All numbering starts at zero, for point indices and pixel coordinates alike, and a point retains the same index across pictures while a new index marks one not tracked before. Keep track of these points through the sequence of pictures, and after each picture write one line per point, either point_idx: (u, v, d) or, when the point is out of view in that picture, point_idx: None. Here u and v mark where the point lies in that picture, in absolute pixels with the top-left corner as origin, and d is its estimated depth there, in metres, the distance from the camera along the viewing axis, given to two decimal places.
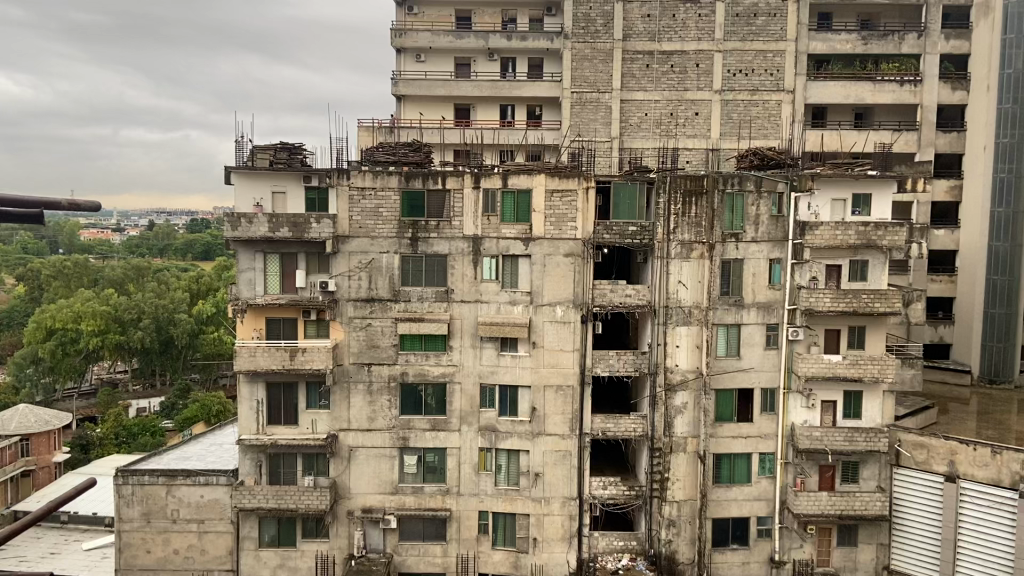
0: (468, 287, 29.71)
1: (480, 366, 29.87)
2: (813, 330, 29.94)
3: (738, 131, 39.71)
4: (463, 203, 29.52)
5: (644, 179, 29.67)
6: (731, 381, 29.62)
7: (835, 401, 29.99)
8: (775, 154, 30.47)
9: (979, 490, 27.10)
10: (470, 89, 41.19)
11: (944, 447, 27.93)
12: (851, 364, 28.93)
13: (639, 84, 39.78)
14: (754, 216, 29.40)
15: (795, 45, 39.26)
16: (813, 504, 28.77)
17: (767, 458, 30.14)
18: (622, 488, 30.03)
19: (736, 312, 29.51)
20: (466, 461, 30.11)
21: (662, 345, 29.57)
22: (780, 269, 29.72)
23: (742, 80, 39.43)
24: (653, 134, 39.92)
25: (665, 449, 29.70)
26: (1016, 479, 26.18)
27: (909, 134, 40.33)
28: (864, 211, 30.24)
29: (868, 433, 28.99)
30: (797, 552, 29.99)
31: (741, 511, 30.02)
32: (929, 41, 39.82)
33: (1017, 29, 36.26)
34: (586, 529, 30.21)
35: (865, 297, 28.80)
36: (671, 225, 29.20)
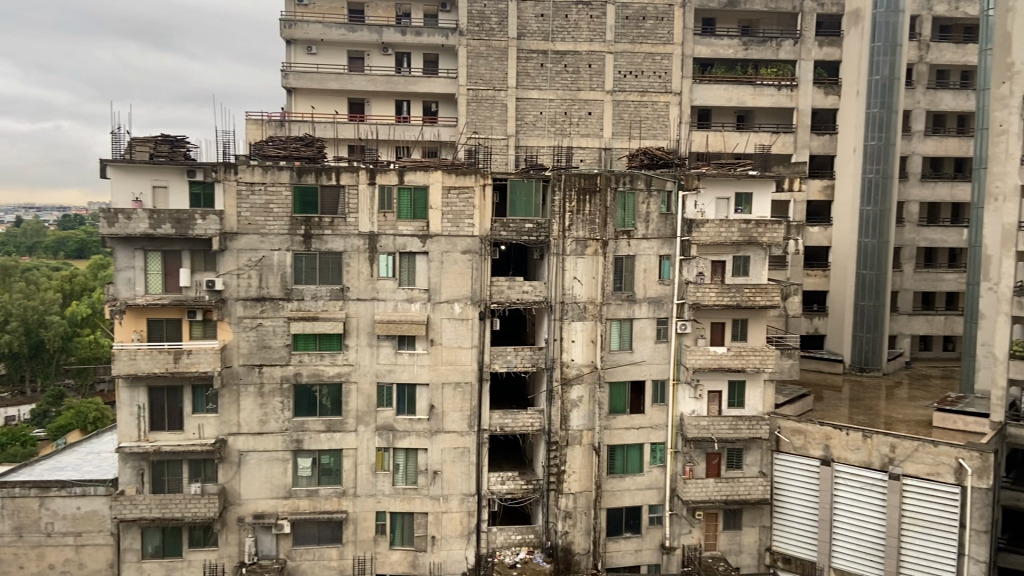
0: (364, 284, 29.22)
1: (377, 364, 29.46)
2: (700, 323, 31.07)
3: (629, 132, 40.78)
4: (358, 199, 28.99)
5: (540, 177, 30.01)
6: (625, 374, 30.50)
7: (720, 390, 31.31)
8: (663, 154, 31.60)
9: (852, 473, 28.85)
10: (364, 84, 40.58)
11: (820, 432, 29.64)
12: (735, 355, 30.34)
13: (534, 83, 40.08)
14: (645, 214, 30.31)
15: (681, 49, 40.84)
16: (701, 491, 29.98)
17: (658, 448, 31.16)
18: (520, 483, 30.42)
19: (628, 307, 30.44)
20: (363, 462, 29.66)
21: (558, 340, 29.92)
22: (670, 265, 30.82)
23: (632, 81, 40.50)
24: (548, 132, 40.41)
25: (561, 442, 30.00)
26: (885, 461, 28.09)
27: (786, 137, 42.57)
28: (746, 209, 31.75)
29: (750, 420, 30.42)
30: (686, 537, 31.08)
31: (633, 500, 30.95)
32: (803, 48, 42.24)
33: (885, 38, 38.99)
34: (484, 525, 30.38)
35: (747, 292, 30.22)
36: (566, 222, 29.61)
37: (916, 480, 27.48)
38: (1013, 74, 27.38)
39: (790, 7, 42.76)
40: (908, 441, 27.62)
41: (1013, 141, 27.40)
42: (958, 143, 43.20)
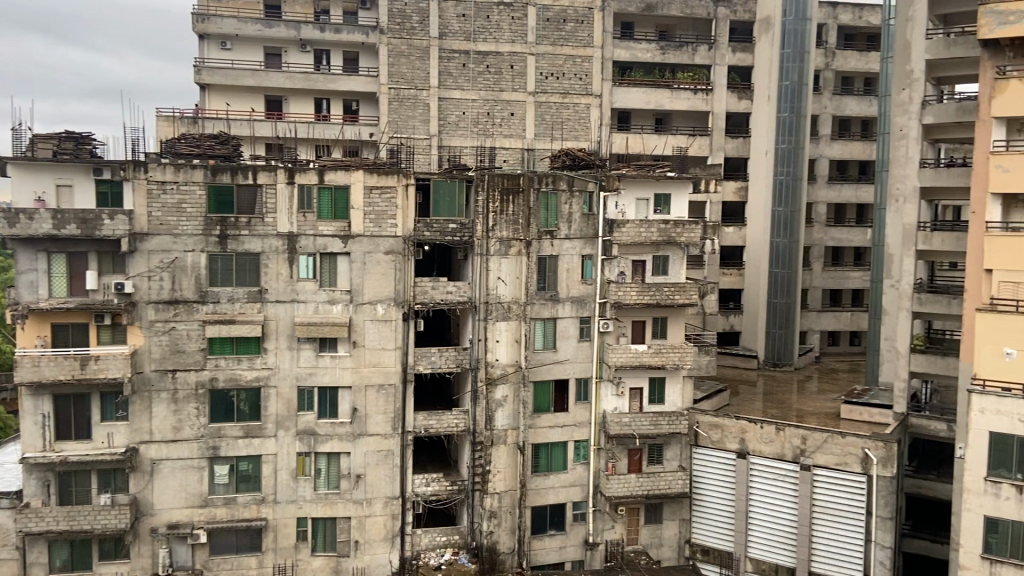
0: (283, 286, 28.55)
1: (298, 368, 28.87)
2: (621, 321, 31.62)
3: (551, 133, 41.19)
4: (277, 198, 28.31)
5: (463, 176, 29.87)
6: (550, 373, 30.74)
7: (642, 387, 31.93)
8: (585, 155, 31.92)
9: (766, 464, 29.86)
10: (282, 81, 39.68)
11: (736, 426, 30.55)
12: (655, 353, 31.02)
13: (456, 83, 39.99)
14: (568, 214, 30.62)
15: (601, 52, 41.46)
16: (624, 486, 30.59)
17: (581, 445, 31.56)
18: (445, 484, 30.30)
19: (552, 306, 30.71)
20: (283, 468, 29.00)
21: (482, 340, 29.95)
22: (592, 264, 31.17)
23: (553, 83, 40.95)
24: (471, 132, 40.36)
25: (486, 442, 30.05)
26: (797, 453, 29.16)
27: (702, 140, 43.68)
28: (664, 210, 32.31)
29: (670, 416, 31.12)
30: (609, 533, 31.62)
31: (558, 497, 31.23)
32: (718, 54, 43.46)
33: (794, 45, 40.63)
34: (409, 528, 30.11)
35: (666, 291, 30.97)
36: (490, 222, 29.75)
37: (826, 470, 28.65)
38: (913, 81, 28.73)
39: (704, 13, 43.94)
40: (818, 433, 28.75)
41: (912, 145, 28.89)
42: (862, 147, 45.24)
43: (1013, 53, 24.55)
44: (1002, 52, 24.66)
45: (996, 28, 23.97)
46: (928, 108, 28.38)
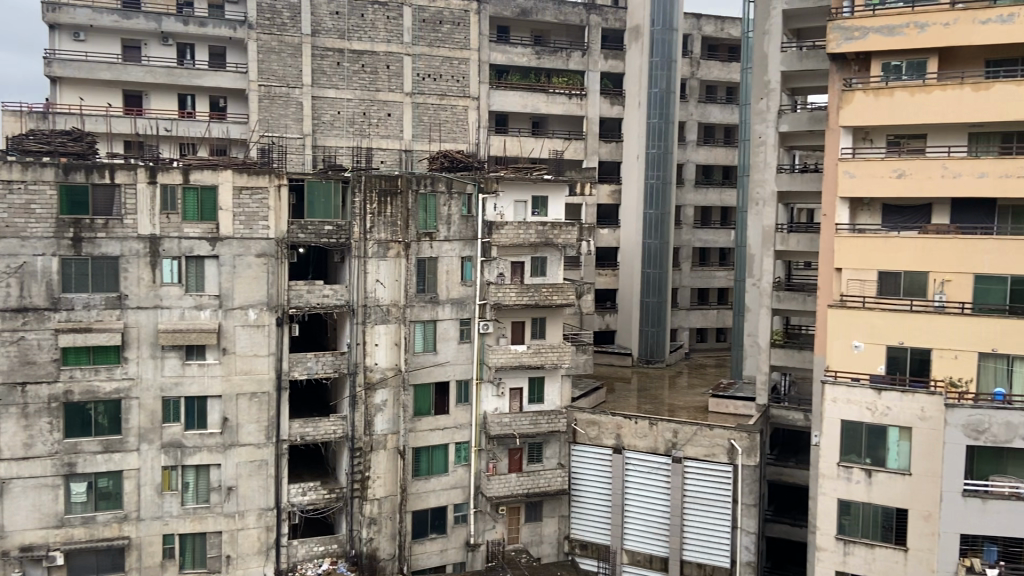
0: (145, 291, 27.03)
1: (162, 378, 27.38)
2: (501, 322, 31.86)
3: (428, 134, 41.10)
4: (137, 199, 26.79)
5: (339, 177, 29.19)
6: (430, 376, 30.66)
7: (521, 387, 32.26)
8: (463, 157, 32.15)
9: (640, 458, 30.82)
10: (141, 75, 37.44)
11: (611, 423, 31.31)
12: (534, 352, 31.49)
13: (331, 82, 39.17)
14: (446, 216, 30.62)
15: (477, 54, 41.69)
16: (504, 486, 30.96)
17: (462, 447, 31.52)
18: (322, 493, 29.46)
19: (431, 309, 30.61)
20: (147, 483, 27.43)
21: (360, 344, 29.39)
22: (471, 266, 31.33)
23: (430, 85, 40.84)
24: (346, 132, 39.63)
25: (365, 448, 29.52)
26: (669, 446, 30.26)
27: (577, 144, 44.64)
28: (542, 211, 32.79)
29: (549, 415, 31.62)
30: (489, 533, 31.89)
31: (439, 500, 31.10)
32: (591, 60, 44.55)
33: (662, 53, 42.33)
34: (285, 539, 29.10)
35: (544, 292, 31.50)
36: (367, 224, 29.17)
37: (695, 461, 29.91)
38: (770, 91, 30.50)
39: (577, 19, 44.95)
40: (688, 426, 29.99)
41: (770, 152, 30.66)
42: (726, 153, 47.63)
43: (858, 66, 26.49)
44: (848, 65, 26.57)
45: (843, 43, 25.76)
46: (784, 116, 30.20)
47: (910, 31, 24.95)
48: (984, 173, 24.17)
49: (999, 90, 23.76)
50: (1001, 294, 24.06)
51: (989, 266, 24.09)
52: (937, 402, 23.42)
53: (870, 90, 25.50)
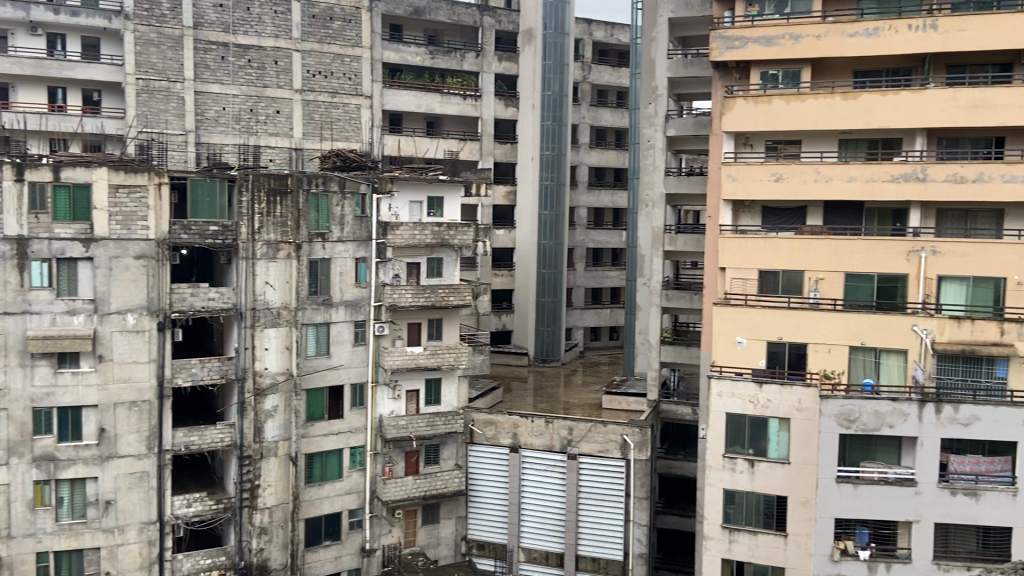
0: (11, 296, 25.40)
1: (32, 388, 25.77)
2: (397, 324, 31.51)
3: (320, 132, 40.22)
4: (3, 197, 25.26)
5: (225, 176, 28.15)
6: (323, 380, 30.00)
7: (417, 389, 31.97)
8: (356, 157, 31.57)
9: (537, 456, 31.07)
10: (7, 66, 35.27)
11: (508, 422, 31.43)
12: (431, 354, 31.38)
13: (215, 76, 37.77)
14: (339, 216, 30.07)
15: (370, 52, 41.16)
16: (400, 490, 30.72)
17: (357, 452, 30.99)
18: (209, 504, 28.35)
19: (324, 311, 29.96)
20: (17, 499, 25.79)
21: (249, 348, 28.55)
22: (366, 268, 30.85)
23: (321, 82, 39.97)
24: (232, 129, 38.32)
25: (255, 456, 28.71)
26: (564, 443, 30.68)
27: (472, 145, 44.71)
28: (438, 212, 32.64)
29: (446, 416, 31.52)
30: (386, 537, 31.50)
31: (333, 507, 30.44)
32: (484, 61, 44.62)
33: (554, 57, 43.26)
34: (169, 553, 27.85)
35: (440, 293, 31.40)
36: (255, 225, 28.39)
37: (590, 457, 30.48)
38: (658, 96, 31.41)
39: (471, 20, 45.02)
40: (582, 423, 30.49)
41: (658, 155, 31.73)
42: (617, 155, 48.84)
43: (738, 74, 27.72)
44: (729, 73, 27.73)
45: (725, 52, 26.89)
46: (671, 121, 31.23)
47: (786, 41, 26.26)
48: (852, 178, 25.73)
49: (865, 99, 25.36)
50: (868, 291, 25.74)
51: (858, 265, 25.70)
52: (812, 394, 24.77)
53: (750, 98, 26.65)
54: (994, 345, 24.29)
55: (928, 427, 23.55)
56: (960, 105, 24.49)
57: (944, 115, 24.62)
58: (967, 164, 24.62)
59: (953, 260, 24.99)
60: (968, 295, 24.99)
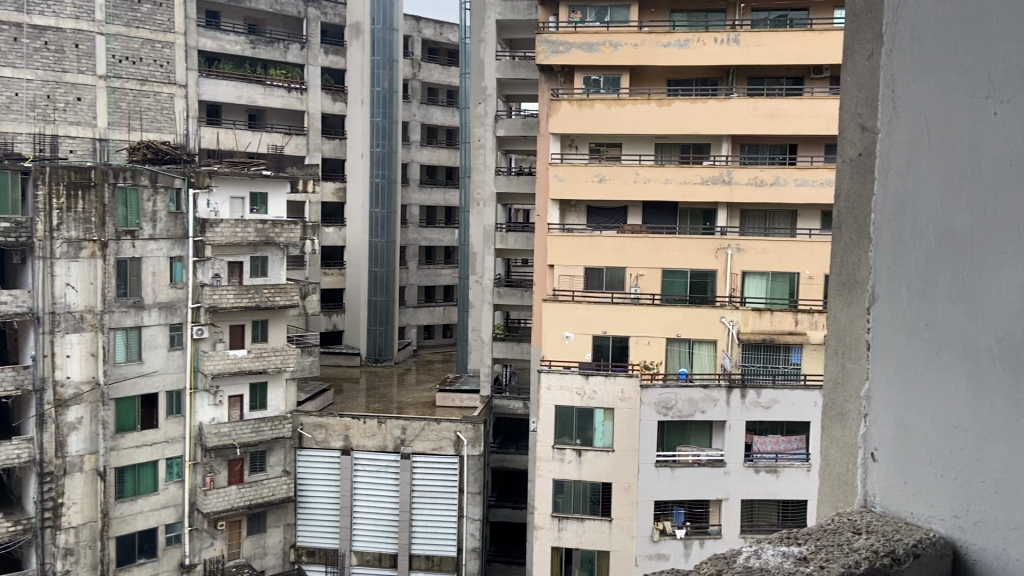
0: None
1: None
2: (218, 327, 29.82)
3: (127, 122, 37.58)
4: None
5: (18, 168, 26.42)
6: (135, 389, 28.29)
7: (240, 394, 30.47)
8: (170, 149, 29.81)
9: (368, 458, 30.40)
10: None
11: (339, 424, 30.43)
12: (255, 357, 30.08)
13: (5, 59, 34.25)
14: (151, 212, 28.26)
15: (183, 39, 38.83)
16: (223, 500, 29.41)
17: (174, 463, 29.32)
18: (5, 526, 26.28)
19: (135, 314, 28.17)
20: None
21: (48, 356, 26.78)
22: (182, 267, 29.17)
23: (128, 68, 37.12)
24: (26, 117, 35.03)
25: (57, 472, 26.94)
26: (397, 443, 30.23)
27: (298, 139, 43.10)
28: (262, 209, 31.25)
29: (273, 421, 30.13)
30: (207, 551, 29.98)
31: (147, 522, 28.72)
32: (310, 53, 43.34)
33: (382, 52, 42.63)
34: None
35: (265, 293, 30.04)
36: (54, 221, 26.57)
37: (423, 456, 30.27)
38: (487, 97, 31.87)
39: (294, 10, 43.64)
40: (416, 422, 30.15)
41: (488, 154, 32.07)
42: (448, 154, 49.03)
43: (564, 78, 28.74)
44: (554, 76, 28.88)
45: (550, 56, 27.64)
46: (500, 121, 31.68)
47: (606, 49, 27.47)
48: (667, 180, 27.39)
49: (677, 106, 27.04)
50: (682, 285, 27.56)
51: (672, 262, 27.42)
52: (634, 383, 25.93)
53: (574, 101, 27.53)
54: (790, 334, 26.71)
55: (735, 411, 25.62)
56: (758, 113, 26.65)
57: (746, 123, 26.69)
58: (766, 168, 26.93)
59: (756, 257, 27.19)
60: (768, 289, 27.33)
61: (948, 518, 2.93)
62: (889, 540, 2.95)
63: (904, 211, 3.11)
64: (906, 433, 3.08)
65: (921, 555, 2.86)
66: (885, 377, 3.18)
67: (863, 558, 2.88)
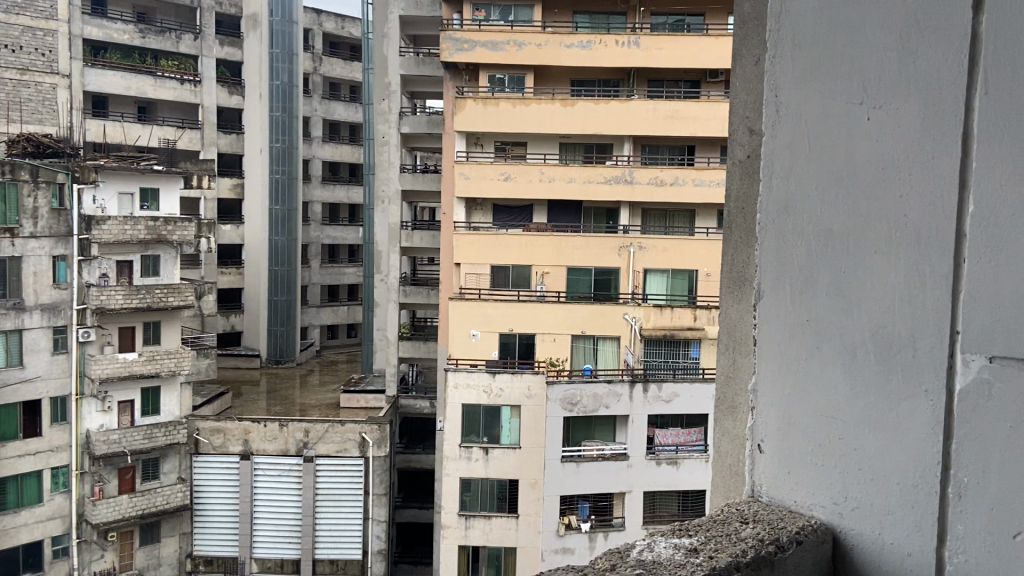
0: None
1: None
2: (105, 330, 28.59)
3: (5, 113, 35.02)
4: None
5: None
6: (15, 395, 26.64)
7: (132, 399, 29.32)
8: (52, 142, 28.45)
9: (269, 462, 29.30)
10: None
11: (238, 428, 29.31)
12: (147, 360, 28.91)
13: None
14: (31, 209, 26.57)
15: (67, 27, 36.60)
16: (113, 510, 28.30)
17: (59, 472, 27.99)
18: None
19: (15, 317, 26.52)
20: None
21: None
22: (66, 267, 27.60)
23: (7, 56, 34.68)
24: None
25: None
26: (300, 446, 29.25)
27: (191, 133, 41.60)
28: (152, 205, 30.13)
29: (166, 427, 29.02)
30: (97, 563, 28.79)
31: (32, 535, 27.40)
32: (204, 45, 41.85)
33: (281, 45, 41.65)
34: None
35: (157, 293, 28.81)
36: None
37: (327, 459, 29.35)
38: (389, 93, 31.51)
39: None
40: (319, 424, 29.30)
41: (392, 151, 31.72)
42: (351, 150, 48.20)
43: (468, 76, 28.71)
44: (460, 74, 28.66)
45: (455, 53, 27.56)
46: (405, 118, 31.27)
47: (510, 48, 27.56)
48: (572, 178, 27.78)
49: (581, 106, 27.42)
50: (586, 283, 28.01)
51: (577, 260, 27.83)
52: (540, 380, 25.90)
53: (479, 99, 27.57)
54: (689, 329, 27.51)
55: (637, 405, 26.39)
56: (658, 115, 27.38)
57: (646, 124, 27.37)
58: (665, 169, 27.67)
59: (656, 255, 27.93)
60: (668, 285, 28.11)
61: (828, 506, 3.07)
62: (774, 528, 3.06)
63: (788, 211, 3.22)
64: (790, 425, 3.21)
65: (804, 542, 2.98)
66: (770, 372, 3.29)
67: (749, 546, 2.96)
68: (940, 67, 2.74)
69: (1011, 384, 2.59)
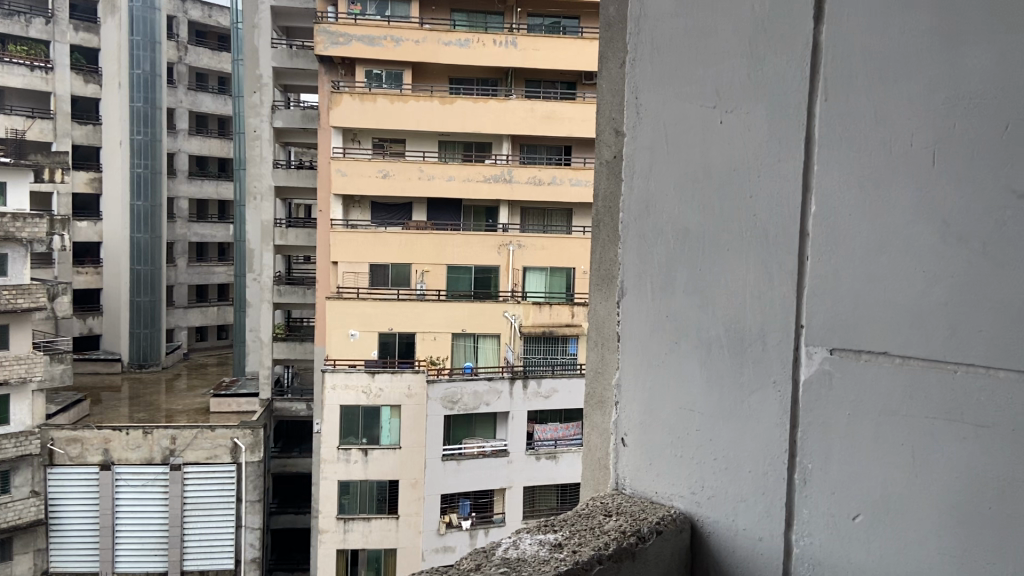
0: None
1: None
2: None
3: None
4: None
5: None
6: None
7: None
8: None
9: (131, 472, 27.57)
10: None
11: (97, 438, 27.46)
12: None
13: None
14: None
15: None
16: None
17: None
18: None
19: None
20: None
21: None
22: None
23: None
24: None
25: None
26: (166, 454, 27.77)
27: (42, 123, 38.87)
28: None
29: (17, 437, 27.14)
30: None
31: None
32: (57, 30, 39.37)
33: (143, 32, 38.78)
34: None
35: (5, 295, 26.78)
36: None
37: (195, 466, 27.91)
38: (262, 86, 30.43)
39: None
40: (186, 430, 27.87)
41: (265, 146, 30.64)
42: (220, 144, 46.28)
43: (344, 70, 28.06)
44: (335, 69, 27.97)
45: (330, 47, 26.89)
46: (277, 112, 30.29)
47: (387, 43, 27.17)
48: (451, 177, 27.75)
49: (459, 104, 27.40)
50: (467, 281, 28.03)
51: (457, 257, 27.78)
52: (420, 379, 25.73)
53: (355, 95, 26.99)
54: (568, 326, 28.11)
55: (518, 402, 26.75)
56: (536, 115, 27.72)
57: (523, 123, 27.66)
58: (543, 168, 28.10)
59: (535, 253, 28.30)
60: (547, 283, 28.65)
61: (686, 495, 3.20)
62: (636, 520, 3.15)
63: (647, 211, 3.33)
64: (651, 419, 3.32)
65: (663, 532, 3.09)
66: (633, 369, 3.39)
67: (612, 538, 3.03)
68: (785, 74, 2.88)
69: (848, 375, 2.74)
